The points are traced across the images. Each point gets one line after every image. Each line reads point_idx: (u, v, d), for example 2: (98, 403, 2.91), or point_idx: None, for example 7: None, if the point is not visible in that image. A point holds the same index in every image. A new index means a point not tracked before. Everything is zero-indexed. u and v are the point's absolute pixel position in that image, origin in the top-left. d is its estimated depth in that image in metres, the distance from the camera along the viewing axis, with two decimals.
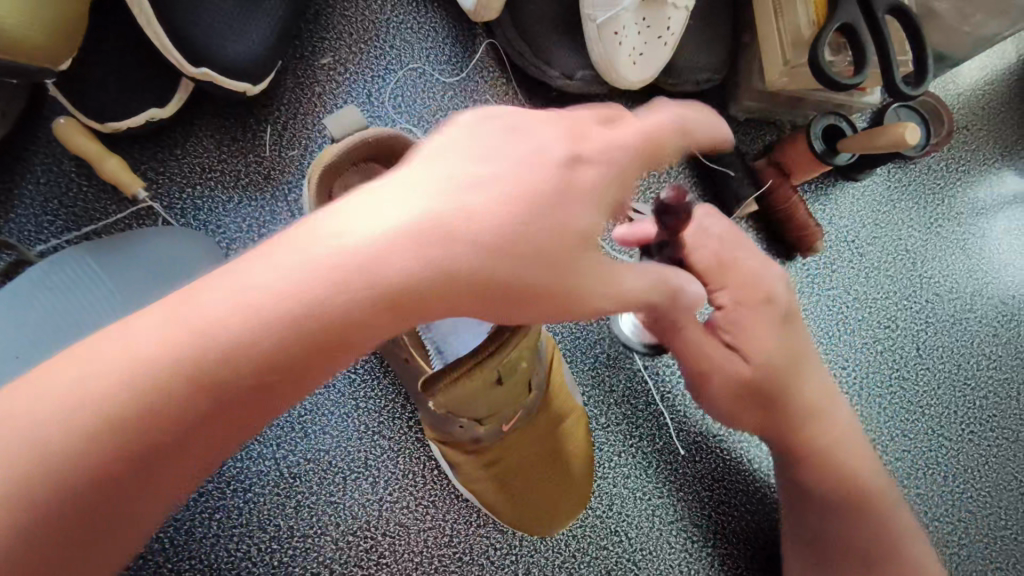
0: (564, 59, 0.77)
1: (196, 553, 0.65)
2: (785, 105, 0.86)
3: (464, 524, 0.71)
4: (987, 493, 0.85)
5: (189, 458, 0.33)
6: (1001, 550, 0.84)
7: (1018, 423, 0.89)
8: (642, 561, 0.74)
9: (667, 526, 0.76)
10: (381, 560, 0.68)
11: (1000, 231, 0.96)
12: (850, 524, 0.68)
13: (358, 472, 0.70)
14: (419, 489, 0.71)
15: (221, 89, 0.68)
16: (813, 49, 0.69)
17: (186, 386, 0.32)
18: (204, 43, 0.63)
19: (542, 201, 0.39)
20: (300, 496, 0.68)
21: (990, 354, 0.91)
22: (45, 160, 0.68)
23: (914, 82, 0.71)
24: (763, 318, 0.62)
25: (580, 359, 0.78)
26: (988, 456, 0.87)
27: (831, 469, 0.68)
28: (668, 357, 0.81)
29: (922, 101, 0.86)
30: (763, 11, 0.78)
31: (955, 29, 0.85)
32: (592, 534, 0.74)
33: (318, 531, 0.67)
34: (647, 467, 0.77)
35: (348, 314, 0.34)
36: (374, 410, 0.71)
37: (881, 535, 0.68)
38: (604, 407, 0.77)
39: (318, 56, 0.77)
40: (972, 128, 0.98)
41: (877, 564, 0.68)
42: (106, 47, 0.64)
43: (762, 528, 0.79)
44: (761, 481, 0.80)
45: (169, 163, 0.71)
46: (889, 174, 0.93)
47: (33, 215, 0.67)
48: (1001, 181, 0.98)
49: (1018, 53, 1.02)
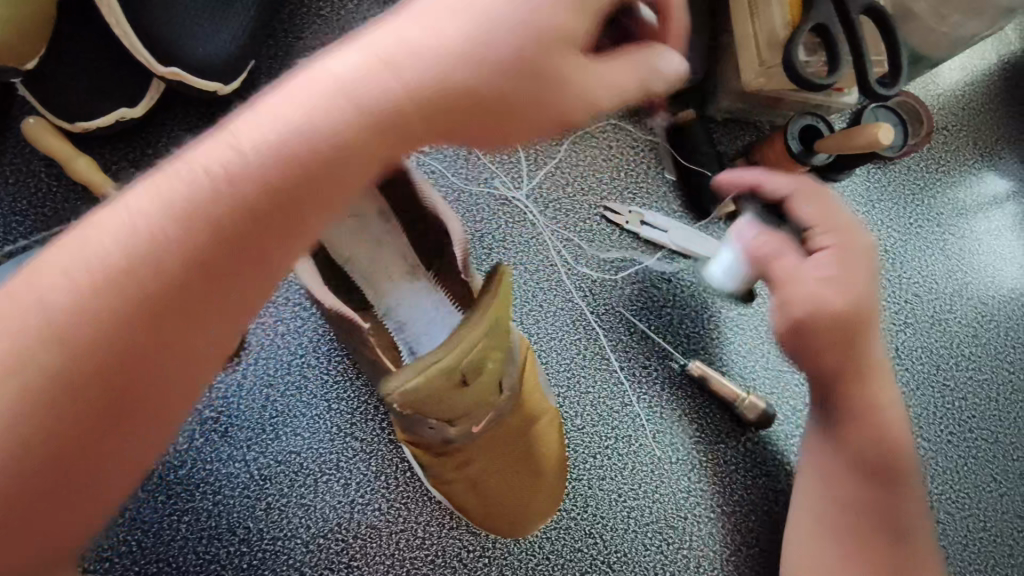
0: None
1: (165, 555, 0.64)
2: (764, 106, 0.86)
3: (436, 526, 0.70)
4: (966, 494, 0.85)
5: (178, 351, 0.35)
6: (979, 552, 0.84)
7: (997, 424, 0.89)
8: (618, 563, 0.74)
9: (642, 528, 0.75)
10: (352, 563, 0.68)
11: (980, 232, 0.96)
12: (881, 497, 0.68)
13: (330, 473, 0.69)
14: (391, 491, 0.70)
15: (192, 89, 0.68)
16: (786, 50, 0.69)
17: (145, 268, 0.33)
18: (173, 42, 0.63)
19: (478, 39, 0.37)
20: (271, 498, 0.67)
21: (969, 355, 0.91)
22: (15, 160, 0.68)
23: (889, 82, 0.71)
24: (859, 265, 0.67)
25: (556, 359, 0.78)
26: (967, 457, 0.87)
27: (882, 428, 0.68)
28: (645, 358, 0.81)
29: (901, 103, 0.86)
30: (739, 12, 0.78)
31: (933, 31, 0.85)
32: (567, 536, 0.73)
33: (288, 533, 0.67)
34: (623, 468, 0.77)
35: (315, 152, 0.35)
36: (347, 411, 0.71)
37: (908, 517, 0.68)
38: (579, 408, 0.77)
39: (293, 56, 0.77)
40: (953, 129, 0.98)
41: (905, 535, 0.67)
42: (75, 47, 0.63)
43: (739, 530, 0.78)
44: (739, 482, 0.80)
45: (141, 162, 0.71)
46: (868, 174, 0.93)
47: (2, 215, 0.67)
48: (982, 182, 0.98)
49: (999, 55, 1.02)
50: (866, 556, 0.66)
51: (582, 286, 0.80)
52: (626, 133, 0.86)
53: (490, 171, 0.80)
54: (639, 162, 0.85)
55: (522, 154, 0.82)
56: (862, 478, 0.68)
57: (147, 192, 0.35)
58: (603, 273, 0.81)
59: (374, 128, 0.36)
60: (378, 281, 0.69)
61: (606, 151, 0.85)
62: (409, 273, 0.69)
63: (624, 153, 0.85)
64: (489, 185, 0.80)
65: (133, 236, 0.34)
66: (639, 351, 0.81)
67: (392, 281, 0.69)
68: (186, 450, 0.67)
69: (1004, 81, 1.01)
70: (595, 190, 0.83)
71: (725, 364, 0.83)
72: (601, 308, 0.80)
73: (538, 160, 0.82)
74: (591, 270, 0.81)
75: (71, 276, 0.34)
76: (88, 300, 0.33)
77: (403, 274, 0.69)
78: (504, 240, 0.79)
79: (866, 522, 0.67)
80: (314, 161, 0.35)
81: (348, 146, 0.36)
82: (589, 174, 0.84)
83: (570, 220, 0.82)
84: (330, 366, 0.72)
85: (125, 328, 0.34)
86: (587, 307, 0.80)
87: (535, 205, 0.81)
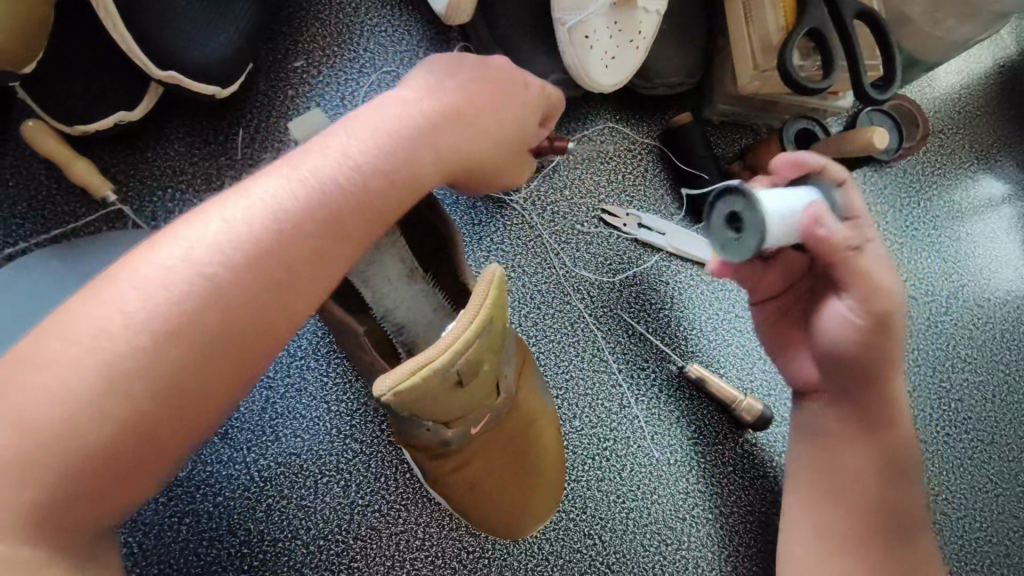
0: (536, 63, 0.77)
1: (165, 557, 0.64)
2: (760, 110, 0.87)
3: (436, 527, 0.71)
4: (962, 495, 0.86)
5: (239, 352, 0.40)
6: (975, 553, 0.84)
7: (993, 425, 0.90)
8: (616, 564, 0.74)
9: (641, 529, 0.76)
10: (352, 563, 0.68)
11: (976, 235, 0.96)
12: (879, 490, 0.65)
13: (330, 475, 0.70)
14: (390, 493, 0.71)
15: (190, 92, 0.68)
16: (781, 54, 0.70)
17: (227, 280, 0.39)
18: (170, 45, 0.63)
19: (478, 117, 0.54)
20: (271, 500, 0.68)
21: (965, 356, 0.91)
22: (15, 163, 0.68)
23: (883, 86, 0.72)
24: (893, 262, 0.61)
25: (554, 362, 0.78)
26: (963, 457, 0.87)
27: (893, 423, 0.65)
28: (643, 360, 0.81)
29: (896, 105, 0.87)
30: (734, 15, 0.78)
31: (928, 35, 0.86)
32: (566, 537, 0.74)
33: (288, 535, 0.67)
34: (621, 470, 0.77)
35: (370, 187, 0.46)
36: (346, 413, 0.71)
37: (908, 510, 0.66)
38: (578, 410, 0.77)
39: (292, 59, 0.77)
40: (948, 132, 0.99)
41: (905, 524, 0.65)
42: (73, 50, 0.64)
43: (736, 530, 0.79)
44: (736, 483, 0.80)
45: (140, 165, 0.71)
46: (864, 177, 0.94)
47: (2, 218, 0.67)
48: (977, 185, 0.98)
49: (994, 58, 1.02)
50: (856, 552, 0.64)
51: (580, 288, 0.81)
52: (623, 136, 0.86)
53: None
54: (636, 165, 0.86)
55: None
56: (844, 469, 0.67)
57: (241, 215, 0.41)
58: (601, 276, 0.82)
59: (410, 160, 0.48)
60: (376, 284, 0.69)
61: (604, 154, 0.85)
62: (407, 276, 0.69)
63: (622, 157, 0.85)
64: None
65: (225, 237, 0.40)
66: (637, 353, 0.81)
67: (393, 285, 0.68)
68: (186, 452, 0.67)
69: (1000, 84, 1.02)
70: (593, 193, 0.84)
71: (721, 366, 0.84)
72: (599, 311, 0.81)
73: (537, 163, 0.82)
74: (589, 273, 0.81)
75: (168, 270, 0.38)
76: (193, 287, 0.38)
77: (401, 277, 0.69)
78: (503, 243, 0.79)
79: (855, 516, 0.65)
80: (379, 196, 0.46)
81: (408, 184, 0.48)
82: (587, 177, 0.84)
83: (568, 222, 0.82)
84: (329, 368, 0.72)
85: (228, 322, 0.39)
86: (585, 309, 0.80)
87: (533, 208, 0.81)
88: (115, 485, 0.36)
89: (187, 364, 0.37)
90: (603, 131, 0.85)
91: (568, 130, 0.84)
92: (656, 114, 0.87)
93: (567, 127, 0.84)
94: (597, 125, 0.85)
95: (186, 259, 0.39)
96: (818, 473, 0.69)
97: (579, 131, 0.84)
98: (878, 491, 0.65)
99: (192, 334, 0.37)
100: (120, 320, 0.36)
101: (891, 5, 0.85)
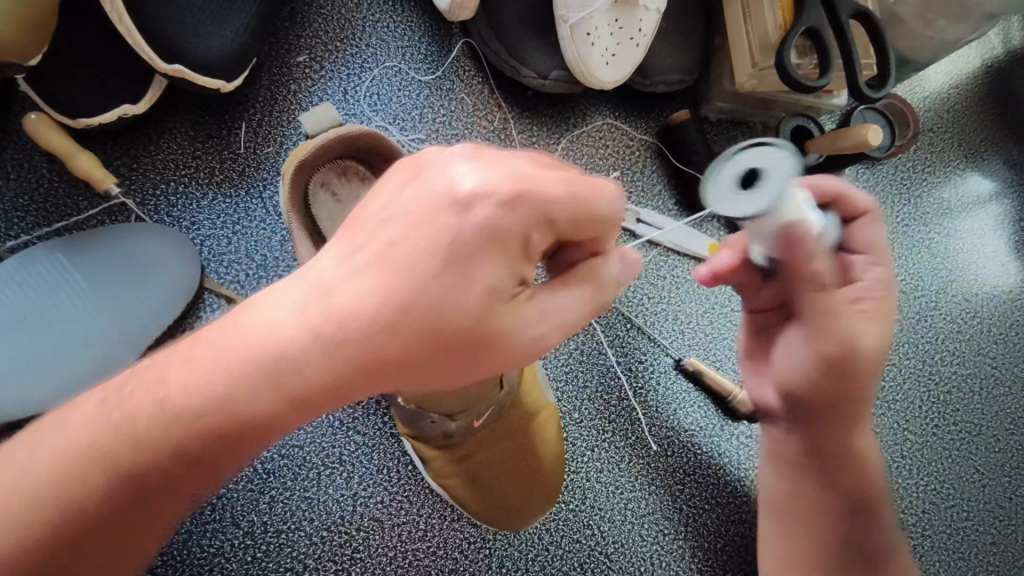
0: (538, 60, 0.77)
1: (168, 548, 0.65)
2: (756, 108, 0.88)
3: (438, 518, 0.72)
4: (950, 485, 0.88)
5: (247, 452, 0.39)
6: (962, 541, 0.86)
7: (980, 417, 0.92)
8: (614, 554, 0.76)
9: (639, 519, 0.77)
10: (355, 554, 0.69)
11: (964, 231, 0.99)
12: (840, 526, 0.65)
13: (333, 467, 0.70)
14: (393, 485, 0.71)
15: (195, 86, 0.68)
16: (779, 53, 0.71)
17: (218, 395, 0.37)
18: (176, 39, 0.63)
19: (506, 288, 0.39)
20: (274, 492, 0.68)
21: (953, 350, 0.93)
22: (16, 155, 0.68)
23: (878, 85, 0.73)
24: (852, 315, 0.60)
25: (554, 355, 0.79)
26: (951, 448, 0.90)
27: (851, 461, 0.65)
28: (641, 352, 0.82)
29: (887, 103, 0.89)
30: (733, 14, 0.80)
31: (920, 35, 0.88)
32: (565, 528, 0.75)
33: (291, 526, 0.68)
34: (620, 461, 0.78)
35: (367, 329, 0.37)
36: (349, 406, 0.72)
37: (885, 549, 0.64)
38: (578, 402, 0.78)
39: (294, 54, 0.77)
40: (938, 130, 1.01)
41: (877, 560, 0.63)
42: (77, 43, 0.64)
43: (730, 520, 0.80)
44: (732, 474, 0.82)
45: (142, 159, 0.71)
46: (857, 174, 0.95)
47: (4, 211, 0.67)
48: (965, 182, 1.00)
49: (982, 59, 1.04)
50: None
51: None
52: (622, 133, 0.87)
53: None
54: (635, 161, 0.87)
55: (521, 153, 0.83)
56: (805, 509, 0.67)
57: (246, 338, 0.38)
58: None
59: (399, 321, 0.38)
60: None
61: (602, 150, 0.86)
62: None
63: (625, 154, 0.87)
64: None
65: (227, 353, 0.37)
66: (635, 345, 0.82)
67: None
68: None
69: (987, 84, 1.04)
70: None
71: (718, 359, 0.85)
72: None
73: None
74: None
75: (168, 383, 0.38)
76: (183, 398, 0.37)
77: None
78: None
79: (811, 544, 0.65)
80: (353, 345, 0.37)
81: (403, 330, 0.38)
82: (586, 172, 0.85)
83: None
84: None
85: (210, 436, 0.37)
86: None
87: None
88: (99, 542, 0.38)
89: (164, 468, 0.38)
90: (602, 127, 0.86)
91: (567, 126, 0.85)
92: (655, 110, 0.88)
93: (567, 123, 0.85)
94: (596, 122, 0.86)
95: (167, 371, 0.38)
96: (780, 514, 0.69)
97: (578, 128, 0.85)
98: (843, 529, 0.64)
99: (164, 436, 0.37)
100: (101, 418, 0.38)
101: (884, 4, 0.87)
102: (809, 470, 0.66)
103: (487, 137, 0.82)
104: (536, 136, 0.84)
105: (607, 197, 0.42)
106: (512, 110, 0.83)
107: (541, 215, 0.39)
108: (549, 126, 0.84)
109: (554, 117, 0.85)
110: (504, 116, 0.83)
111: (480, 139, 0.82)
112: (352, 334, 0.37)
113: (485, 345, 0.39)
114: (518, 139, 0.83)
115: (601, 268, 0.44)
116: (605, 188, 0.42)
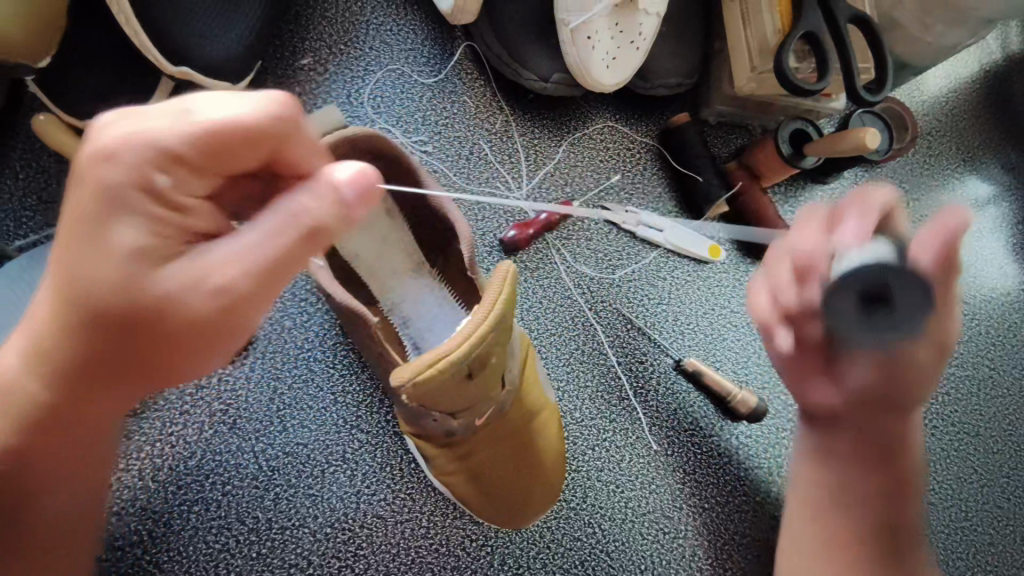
0: (540, 63, 0.78)
1: (174, 544, 0.65)
2: (755, 111, 0.90)
3: (441, 516, 0.72)
4: (948, 485, 0.89)
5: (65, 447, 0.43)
6: (961, 541, 0.87)
7: (978, 418, 0.93)
8: (615, 552, 0.76)
9: (639, 517, 0.78)
10: (359, 551, 0.69)
11: (962, 234, 0.99)
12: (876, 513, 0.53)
13: (337, 464, 0.71)
14: (396, 483, 0.72)
15: (202, 87, 0.69)
16: (777, 56, 0.72)
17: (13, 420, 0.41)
18: (182, 42, 0.64)
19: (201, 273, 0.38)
20: (279, 489, 0.69)
21: (951, 351, 0.94)
22: (25, 156, 0.69)
23: (876, 88, 0.74)
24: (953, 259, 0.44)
25: (555, 354, 0.80)
26: (949, 449, 0.90)
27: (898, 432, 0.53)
28: (642, 352, 0.83)
29: (887, 107, 0.89)
30: (732, 18, 0.80)
31: (918, 39, 0.89)
32: (566, 526, 0.75)
33: (296, 523, 0.68)
34: (620, 460, 0.79)
35: (61, 337, 0.39)
36: (353, 404, 0.73)
37: (905, 534, 0.53)
38: (579, 401, 0.79)
39: (298, 57, 0.78)
40: (937, 134, 1.01)
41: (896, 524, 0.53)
42: (86, 45, 0.65)
43: (730, 519, 0.81)
44: (732, 472, 0.83)
45: None
46: (856, 177, 0.96)
47: (13, 211, 0.68)
48: (964, 185, 1.01)
49: (979, 64, 1.05)
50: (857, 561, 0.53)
51: (580, 283, 0.82)
52: (623, 135, 0.88)
53: (492, 170, 0.82)
54: (635, 164, 0.87)
55: (523, 155, 0.84)
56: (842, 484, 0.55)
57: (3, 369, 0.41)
58: (601, 272, 0.83)
59: (89, 324, 0.38)
60: (383, 276, 0.71)
61: (604, 152, 0.87)
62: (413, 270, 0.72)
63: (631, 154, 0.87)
64: (490, 185, 0.82)
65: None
66: (636, 345, 0.83)
67: (399, 279, 0.71)
68: (196, 441, 0.69)
69: (985, 89, 1.05)
70: (593, 189, 0.85)
71: (718, 360, 0.86)
72: (599, 305, 0.83)
73: (539, 161, 0.84)
74: (590, 269, 0.83)
75: None
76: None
77: (407, 270, 0.71)
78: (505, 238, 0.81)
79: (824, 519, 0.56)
80: (63, 346, 0.39)
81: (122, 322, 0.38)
82: (587, 174, 0.86)
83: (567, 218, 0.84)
84: (336, 360, 0.73)
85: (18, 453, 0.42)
86: (585, 303, 0.82)
87: (533, 205, 0.83)
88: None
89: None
90: (603, 130, 0.87)
91: (569, 129, 0.86)
92: (654, 113, 0.89)
93: (568, 126, 0.86)
94: (597, 124, 0.87)
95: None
96: (811, 478, 0.58)
97: (580, 130, 0.86)
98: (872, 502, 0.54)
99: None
100: None
101: (882, 9, 0.88)
102: (850, 448, 0.54)
103: (489, 138, 0.83)
104: (538, 138, 0.85)
105: (268, 112, 0.38)
106: (514, 112, 0.84)
107: (164, 157, 0.37)
108: (550, 128, 0.85)
109: (555, 119, 0.86)
110: (506, 118, 0.84)
111: (482, 140, 0.82)
112: (37, 341, 0.40)
113: (155, 319, 0.38)
114: (520, 140, 0.84)
115: (317, 224, 0.39)
116: (239, 118, 0.37)
